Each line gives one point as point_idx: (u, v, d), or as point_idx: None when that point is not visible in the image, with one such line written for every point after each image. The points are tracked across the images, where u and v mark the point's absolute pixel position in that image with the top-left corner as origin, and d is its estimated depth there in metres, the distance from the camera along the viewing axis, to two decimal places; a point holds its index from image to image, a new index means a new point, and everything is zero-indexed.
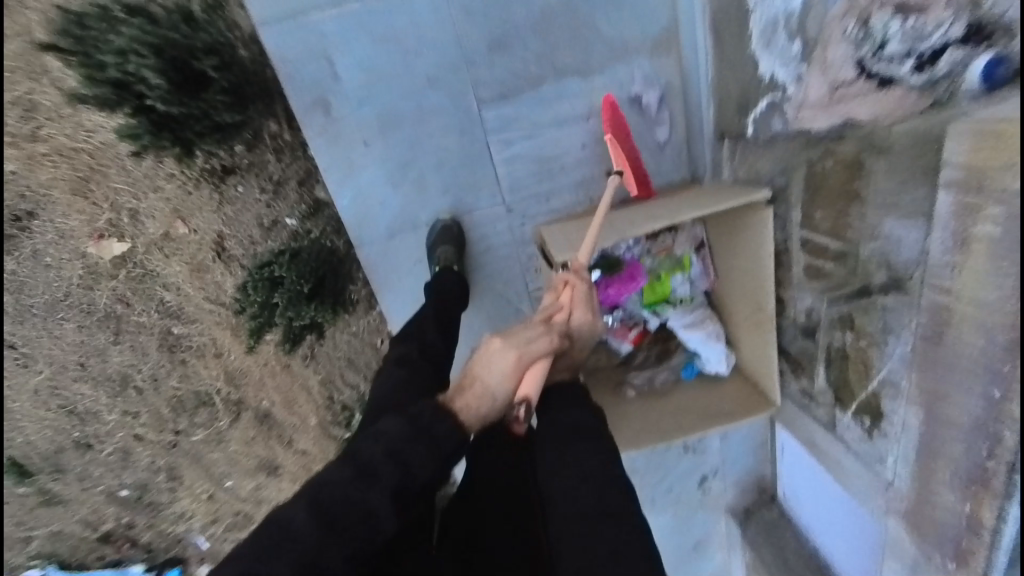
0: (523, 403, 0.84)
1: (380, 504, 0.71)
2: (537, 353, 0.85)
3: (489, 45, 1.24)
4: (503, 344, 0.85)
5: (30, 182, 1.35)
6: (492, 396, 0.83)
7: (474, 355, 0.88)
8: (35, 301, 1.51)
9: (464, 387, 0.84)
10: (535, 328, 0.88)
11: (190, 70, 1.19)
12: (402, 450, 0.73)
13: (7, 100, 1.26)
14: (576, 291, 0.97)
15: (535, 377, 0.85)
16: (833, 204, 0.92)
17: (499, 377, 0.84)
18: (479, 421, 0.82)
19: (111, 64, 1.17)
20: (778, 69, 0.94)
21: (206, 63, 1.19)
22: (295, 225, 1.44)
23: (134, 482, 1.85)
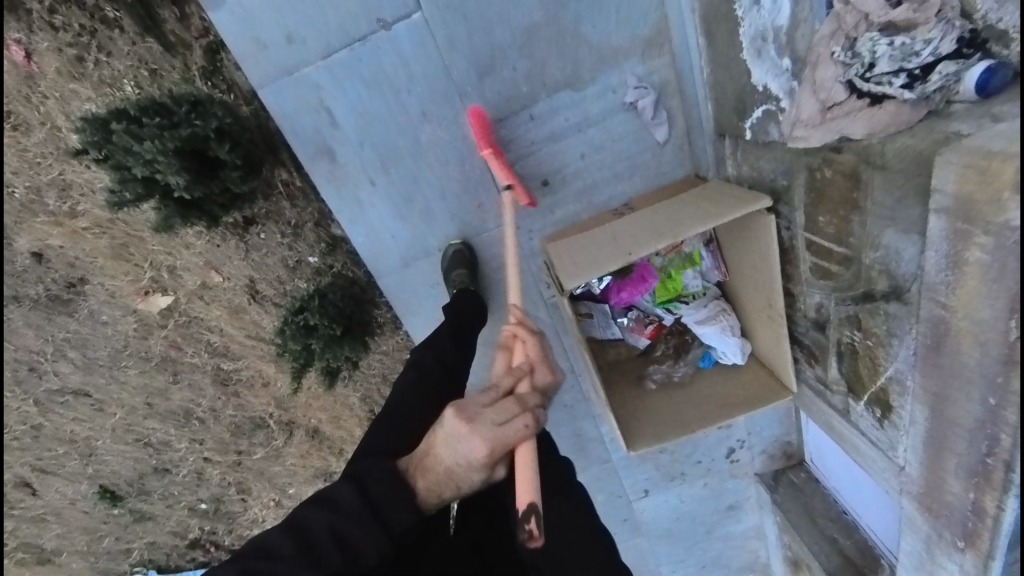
0: (530, 519, 0.75)
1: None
2: (510, 440, 0.81)
3: (477, 72, 1.24)
4: (472, 429, 0.81)
5: (77, 252, 1.47)
6: (457, 478, 0.83)
7: (438, 430, 0.85)
8: (100, 353, 1.67)
9: (426, 467, 0.85)
10: (506, 408, 0.83)
11: (206, 156, 1.11)
12: (348, 531, 0.81)
13: (43, 182, 1.36)
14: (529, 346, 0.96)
15: (524, 473, 0.79)
16: (834, 210, 0.93)
17: (467, 464, 0.82)
18: (439, 496, 0.85)
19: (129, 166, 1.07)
20: (771, 80, 0.93)
21: (222, 149, 1.12)
22: (317, 261, 1.52)
23: (210, 496, 2.06)
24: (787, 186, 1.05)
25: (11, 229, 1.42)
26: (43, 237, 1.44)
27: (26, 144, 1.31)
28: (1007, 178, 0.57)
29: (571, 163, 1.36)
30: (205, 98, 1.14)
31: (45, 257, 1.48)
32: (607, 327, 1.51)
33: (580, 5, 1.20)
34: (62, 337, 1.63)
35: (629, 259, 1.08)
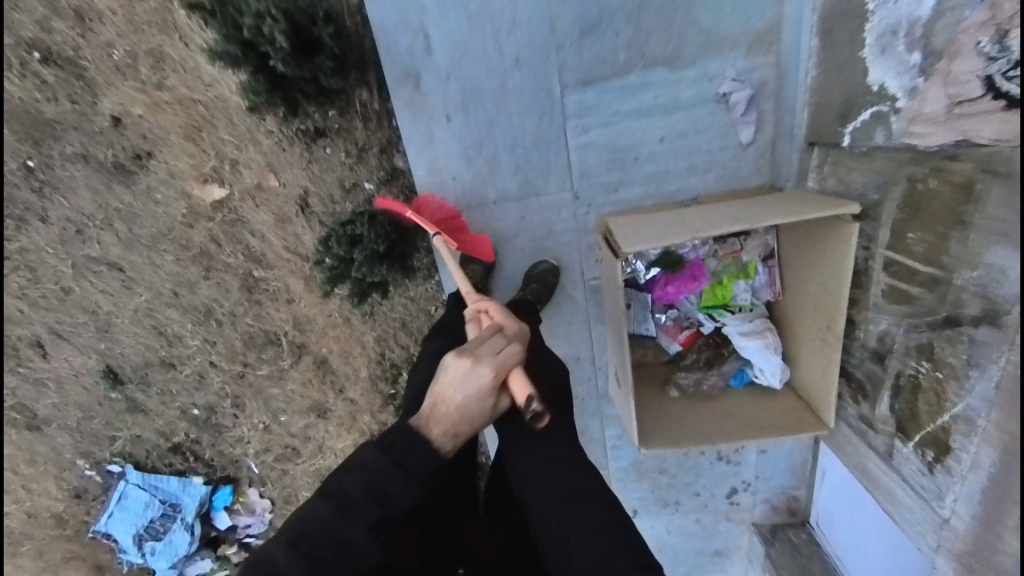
0: (534, 402, 0.87)
1: (357, 536, 0.78)
2: (511, 363, 0.89)
3: (579, 30, 1.24)
4: (474, 362, 0.87)
5: (152, 126, 1.52)
6: (469, 415, 0.86)
7: (437, 382, 0.88)
8: (144, 231, 1.71)
9: (436, 416, 0.85)
10: (498, 341, 0.92)
11: (308, 36, 1.20)
12: (381, 486, 0.80)
13: (142, 50, 1.43)
14: (494, 309, 1.04)
15: (524, 377, 0.90)
16: (929, 226, 0.87)
17: (474, 396, 0.86)
18: (453, 444, 0.85)
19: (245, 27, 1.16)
20: (890, 77, 0.89)
21: (324, 32, 1.21)
22: (372, 189, 1.53)
23: (204, 404, 2.06)
24: (878, 200, 0.99)
25: (101, 89, 1.48)
26: (127, 104, 1.49)
27: (139, 11, 1.40)
28: None
29: (648, 143, 1.33)
30: None
31: (122, 124, 1.53)
32: (642, 320, 1.46)
33: None
34: (115, 207, 1.67)
35: (698, 236, 1.03)
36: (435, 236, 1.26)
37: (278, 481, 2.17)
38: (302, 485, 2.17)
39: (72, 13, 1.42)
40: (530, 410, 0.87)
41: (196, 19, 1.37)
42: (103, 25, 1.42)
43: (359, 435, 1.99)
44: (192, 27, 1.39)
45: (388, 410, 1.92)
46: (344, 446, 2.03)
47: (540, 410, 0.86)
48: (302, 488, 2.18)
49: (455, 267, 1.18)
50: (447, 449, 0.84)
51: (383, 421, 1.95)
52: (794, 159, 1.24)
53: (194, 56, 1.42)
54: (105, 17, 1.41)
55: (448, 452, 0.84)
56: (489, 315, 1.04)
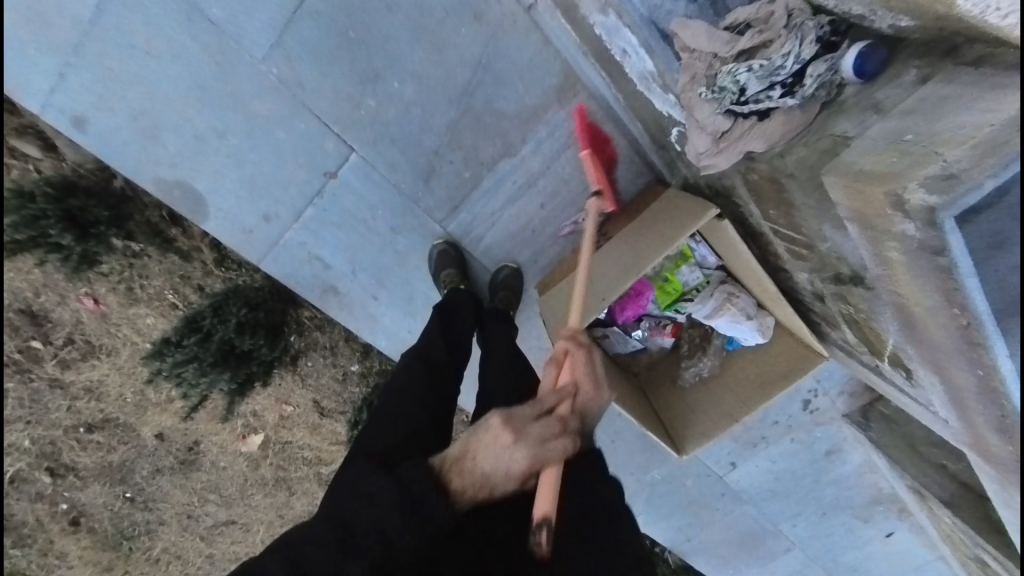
0: (542, 528, 0.78)
1: (393, 530, 0.79)
2: (550, 457, 0.83)
3: (421, 179, 1.35)
4: (518, 441, 0.83)
5: (184, 425, 1.80)
6: (488, 486, 0.84)
7: (478, 434, 0.86)
8: (229, 489, 1.99)
9: (462, 470, 0.84)
10: (552, 427, 0.86)
11: (236, 349, 1.49)
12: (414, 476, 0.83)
13: (142, 384, 1.69)
14: (578, 359, 0.97)
15: (548, 489, 0.81)
16: (775, 207, 0.93)
17: (506, 472, 0.83)
18: (470, 498, 0.84)
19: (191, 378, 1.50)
20: (670, 108, 1.01)
21: (246, 339, 1.48)
22: (359, 367, 1.74)
23: None
24: (731, 185, 1.04)
25: (135, 424, 1.78)
26: (158, 422, 1.78)
27: (120, 361, 1.63)
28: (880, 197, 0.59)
29: (535, 216, 1.42)
30: (219, 298, 1.48)
31: (165, 435, 1.82)
32: (626, 342, 1.53)
33: (486, 86, 1.26)
34: (201, 486, 1.97)
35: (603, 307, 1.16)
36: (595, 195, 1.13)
37: None
38: None
39: (81, 388, 1.68)
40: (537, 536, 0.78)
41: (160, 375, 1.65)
42: (107, 385, 1.68)
43: None
44: None
45: None
46: None
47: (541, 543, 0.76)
48: None
49: (576, 293, 1.03)
50: (459, 501, 0.83)
51: None
52: (657, 159, 1.29)
53: None
54: (106, 380, 1.67)
55: (459, 505, 0.83)
56: (569, 368, 0.97)
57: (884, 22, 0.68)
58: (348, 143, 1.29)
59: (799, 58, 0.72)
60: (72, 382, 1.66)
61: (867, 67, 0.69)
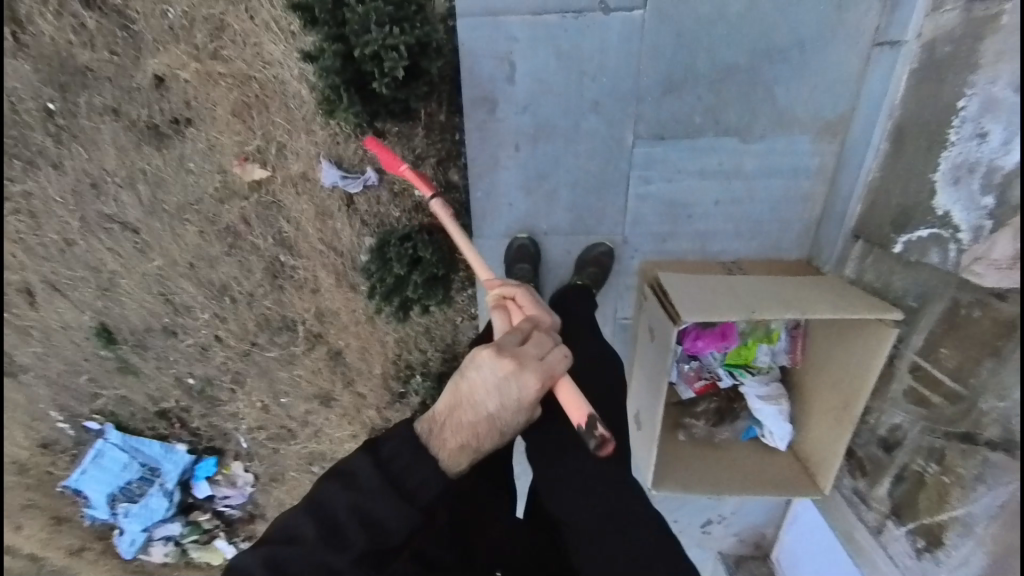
0: (596, 427, 0.82)
1: (338, 565, 0.77)
2: (556, 371, 0.89)
3: (661, 87, 1.24)
4: (519, 367, 0.86)
5: (197, 93, 1.43)
6: (498, 423, 0.87)
7: (454, 398, 0.88)
8: (168, 197, 1.62)
9: (456, 423, 0.86)
10: (537, 344, 0.90)
11: (416, 65, 1.19)
12: (367, 506, 0.81)
13: (202, 15, 1.33)
14: (523, 301, 1.03)
15: (569, 395, 0.87)
16: (964, 347, 0.96)
17: (502, 405, 0.86)
18: (472, 455, 0.86)
19: (360, 48, 1.12)
20: (956, 207, 0.95)
21: (433, 66, 1.20)
22: (422, 198, 1.52)
23: (203, 375, 2.02)
24: (914, 308, 1.07)
25: (148, 47, 1.38)
26: (175, 67, 1.40)
27: None
28: None
29: (704, 203, 1.38)
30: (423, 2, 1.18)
31: (165, 85, 1.44)
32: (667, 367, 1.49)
33: (786, 63, 1.20)
34: (142, 167, 1.58)
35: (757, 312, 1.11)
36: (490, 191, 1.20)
37: (268, 458, 2.20)
38: (291, 464, 2.21)
39: None
40: (593, 437, 0.82)
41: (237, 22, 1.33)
42: None
43: (360, 428, 2.03)
44: (261, 0, 1.31)
45: (394, 408, 1.95)
46: (343, 435, 2.06)
47: (604, 438, 0.81)
48: (292, 467, 2.21)
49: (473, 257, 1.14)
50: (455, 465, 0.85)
51: (386, 418, 1.98)
52: (836, 245, 1.31)
53: (259, 32, 1.34)
54: None
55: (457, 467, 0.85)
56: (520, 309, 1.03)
57: None
58: None
59: None
60: None
61: None
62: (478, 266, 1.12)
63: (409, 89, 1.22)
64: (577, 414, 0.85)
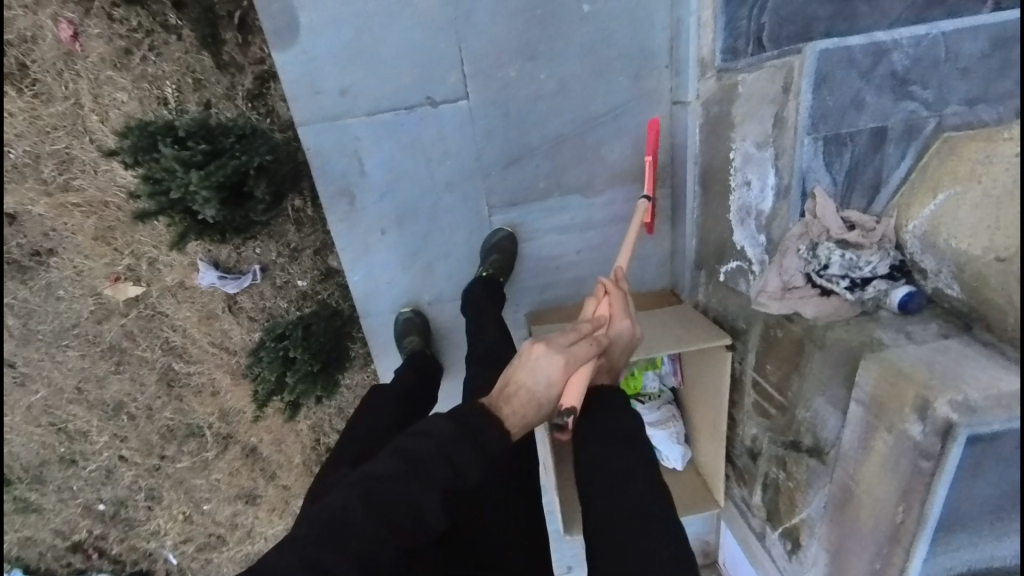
0: (570, 416, 0.88)
1: (429, 502, 0.75)
2: (581, 358, 0.90)
3: (502, 162, 1.34)
4: (549, 347, 0.89)
5: (55, 224, 1.42)
6: (536, 400, 0.86)
7: (516, 360, 0.90)
8: (41, 327, 1.57)
9: (508, 394, 0.86)
10: (573, 333, 0.93)
11: (240, 190, 1.20)
12: (449, 449, 0.78)
13: (44, 152, 1.33)
14: (613, 297, 1.04)
15: (577, 384, 0.90)
16: (779, 364, 1.08)
17: (545, 379, 0.87)
18: (521, 427, 0.85)
19: (173, 187, 1.14)
20: (747, 243, 1.08)
21: (260, 187, 1.22)
22: (306, 286, 1.54)
23: (113, 498, 1.90)
24: (744, 329, 1.20)
25: None
26: (26, 203, 1.39)
27: (44, 114, 1.29)
28: (910, 399, 0.74)
29: (568, 254, 1.48)
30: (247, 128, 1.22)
31: (19, 221, 1.42)
32: None
33: (605, 128, 1.32)
34: (8, 302, 1.53)
35: None
36: (644, 199, 1.26)
37: (201, 570, 2.07)
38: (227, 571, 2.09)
39: None
40: (563, 420, 0.86)
41: (83, 153, 1.33)
42: None
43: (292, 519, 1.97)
44: (104, 131, 1.31)
45: None
46: (276, 531, 1.99)
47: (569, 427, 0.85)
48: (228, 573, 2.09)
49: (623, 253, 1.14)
50: (514, 432, 0.84)
51: None
52: (687, 275, 1.44)
53: (107, 160, 1.34)
54: None
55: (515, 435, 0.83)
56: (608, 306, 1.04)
57: (936, 282, 0.84)
58: (466, 87, 1.26)
59: (875, 270, 0.87)
60: None
61: (911, 304, 0.86)
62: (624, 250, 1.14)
63: (243, 210, 1.22)
64: (569, 399, 0.89)
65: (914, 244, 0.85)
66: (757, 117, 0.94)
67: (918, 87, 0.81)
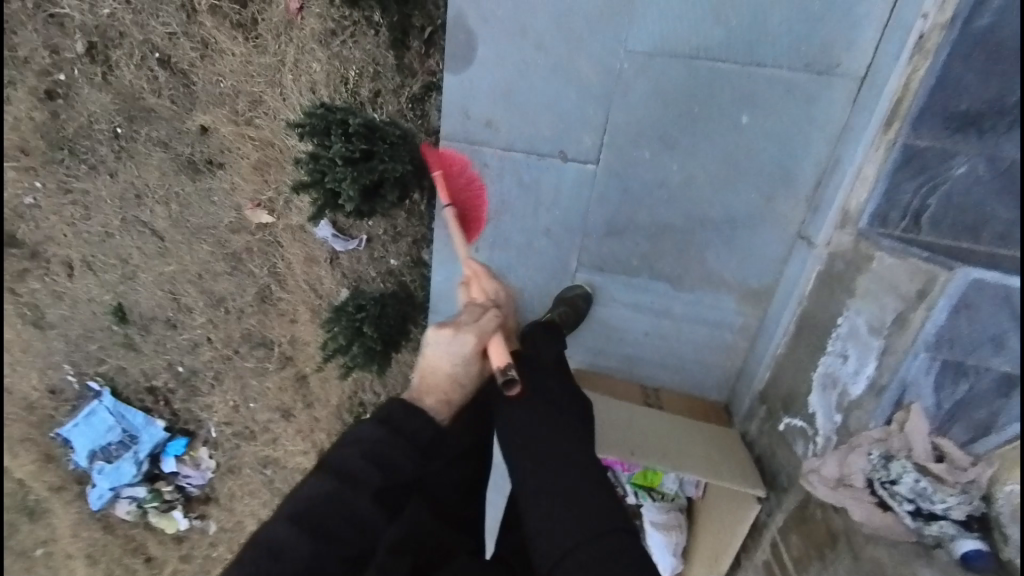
0: (512, 369, 0.91)
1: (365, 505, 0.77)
2: (489, 330, 0.92)
3: (607, 230, 1.38)
4: (455, 330, 0.91)
5: (230, 147, 1.70)
6: (457, 379, 0.92)
7: (421, 356, 0.93)
8: (191, 218, 1.88)
9: (424, 383, 0.92)
10: (478, 308, 0.96)
11: (376, 193, 1.39)
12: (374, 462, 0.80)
13: (245, 89, 1.60)
14: (482, 275, 1.04)
15: (498, 348, 0.93)
16: (804, 543, 1.04)
17: (455, 360, 0.91)
18: (448, 411, 0.92)
19: (326, 181, 1.35)
20: (822, 414, 1.04)
21: (391, 194, 1.40)
22: (396, 265, 1.70)
23: (190, 366, 2.25)
24: (784, 488, 1.15)
25: (201, 104, 1.66)
26: (218, 123, 1.68)
27: (256, 61, 1.55)
28: None
29: (635, 332, 1.49)
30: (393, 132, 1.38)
31: (207, 134, 1.71)
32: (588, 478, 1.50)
33: (718, 234, 1.31)
34: (175, 191, 1.85)
35: (625, 458, 1.19)
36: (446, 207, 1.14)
37: (229, 452, 2.40)
38: (247, 461, 2.40)
39: (199, 39, 1.59)
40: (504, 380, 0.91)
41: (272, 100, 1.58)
42: (221, 58, 1.59)
43: (311, 445, 2.21)
44: (293, 88, 1.54)
45: None
46: (295, 448, 2.25)
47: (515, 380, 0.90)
48: (246, 464, 2.40)
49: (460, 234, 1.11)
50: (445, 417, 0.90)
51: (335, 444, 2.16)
52: (746, 402, 1.39)
53: (285, 111, 1.58)
54: (225, 54, 1.58)
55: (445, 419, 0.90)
56: (480, 281, 1.04)
57: (1016, 556, 0.78)
58: (599, 153, 1.31)
59: (947, 510, 0.81)
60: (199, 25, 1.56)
61: (978, 563, 0.79)
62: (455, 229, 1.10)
63: (373, 204, 1.41)
64: (499, 360, 0.92)
65: (1006, 504, 0.80)
66: (879, 302, 0.92)
67: None
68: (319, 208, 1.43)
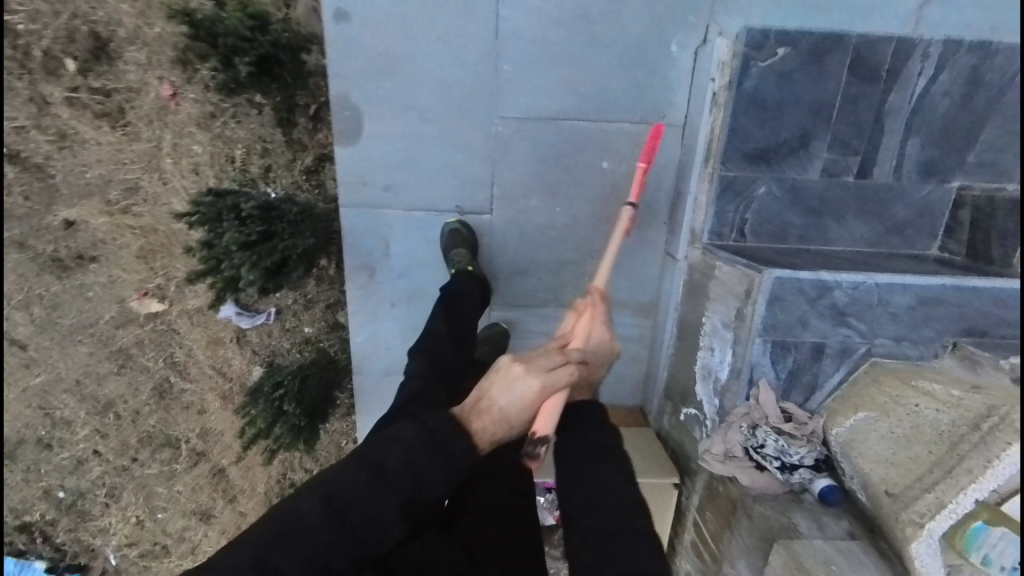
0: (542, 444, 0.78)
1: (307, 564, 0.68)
2: (559, 384, 0.81)
3: (511, 271, 1.52)
4: (524, 370, 0.81)
5: (105, 238, 1.59)
6: (507, 419, 0.80)
7: (493, 374, 0.84)
8: (62, 319, 1.69)
9: (479, 408, 0.81)
10: (557, 355, 0.84)
11: (279, 271, 1.43)
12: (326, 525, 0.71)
13: (117, 178, 1.51)
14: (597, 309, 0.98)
15: (551, 410, 0.80)
16: (715, 515, 1.20)
17: (516, 403, 0.80)
18: (490, 443, 0.80)
19: (224, 268, 1.37)
20: (707, 400, 1.21)
21: (295, 267, 1.45)
22: (311, 333, 1.67)
23: (74, 488, 1.94)
24: (695, 472, 1.32)
25: (64, 197, 1.54)
26: (87, 216, 1.56)
27: (127, 149, 1.49)
28: None
29: None
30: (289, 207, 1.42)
31: (74, 228, 1.58)
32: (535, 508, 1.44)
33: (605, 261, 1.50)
34: (38, 293, 1.65)
35: None
36: (629, 206, 1.22)
37: None
38: None
39: (53, 130, 1.48)
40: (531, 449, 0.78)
41: (151, 186, 1.52)
42: (85, 149, 1.49)
43: None
44: (175, 172, 1.50)
45: None
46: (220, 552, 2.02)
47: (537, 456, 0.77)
48: None
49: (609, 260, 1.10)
50: (481, 447, 0.80)
51: None
52: (655, 402, 1.57)
53: (168, 195, 1.52)
54: (89, 145, 1.49)
55: (481, 451, 0.80)
56: (589, 317, 0.97)
57: (851, 483, 1.03)
58: (492, 205, 1.45)
59: (802, 460, 1.05)
60: (54, 117, 1.46)
61: (830, 496, 1.02)
62: (605, 263, 1.08)
63: (278, 281, 1.44)
64: (542, 425, 0.80)
65: (838, 444, 1.05)
66: (724, 303, 1.14)
67: (854, 318, 1.01)
68: (219, 294, 1.42)
